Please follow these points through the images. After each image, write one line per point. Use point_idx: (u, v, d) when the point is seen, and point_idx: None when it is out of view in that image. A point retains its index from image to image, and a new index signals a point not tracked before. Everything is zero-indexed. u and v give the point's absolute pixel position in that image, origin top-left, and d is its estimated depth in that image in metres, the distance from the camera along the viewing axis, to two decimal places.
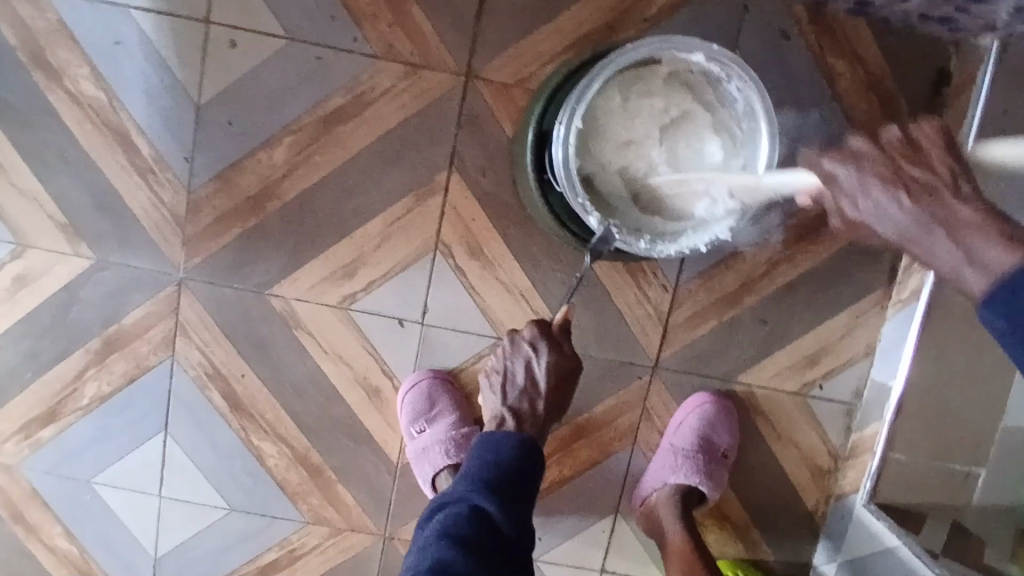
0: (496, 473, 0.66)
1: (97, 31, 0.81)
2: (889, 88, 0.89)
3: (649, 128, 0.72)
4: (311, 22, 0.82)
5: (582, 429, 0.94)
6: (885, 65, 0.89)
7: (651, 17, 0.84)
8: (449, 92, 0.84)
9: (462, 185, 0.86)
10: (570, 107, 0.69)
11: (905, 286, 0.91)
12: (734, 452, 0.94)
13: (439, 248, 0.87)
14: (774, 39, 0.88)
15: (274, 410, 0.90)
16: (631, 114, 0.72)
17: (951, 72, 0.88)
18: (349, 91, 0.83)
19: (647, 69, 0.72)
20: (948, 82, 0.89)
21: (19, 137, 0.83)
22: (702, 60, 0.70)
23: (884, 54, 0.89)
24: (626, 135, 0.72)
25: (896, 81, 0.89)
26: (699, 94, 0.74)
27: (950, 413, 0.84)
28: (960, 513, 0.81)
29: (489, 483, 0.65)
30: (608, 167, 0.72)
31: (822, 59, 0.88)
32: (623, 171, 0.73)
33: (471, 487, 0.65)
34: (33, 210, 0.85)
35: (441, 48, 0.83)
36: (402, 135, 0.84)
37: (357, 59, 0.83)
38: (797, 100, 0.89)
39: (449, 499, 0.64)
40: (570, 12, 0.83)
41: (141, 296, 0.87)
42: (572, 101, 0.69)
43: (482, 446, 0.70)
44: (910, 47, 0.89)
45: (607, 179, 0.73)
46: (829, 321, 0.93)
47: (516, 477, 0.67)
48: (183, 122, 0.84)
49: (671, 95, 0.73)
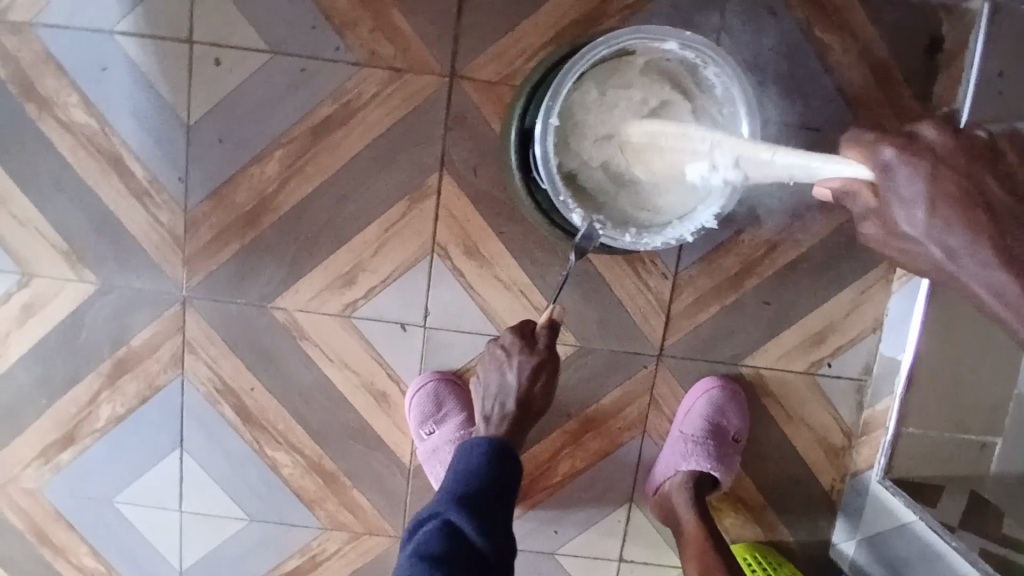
0: (472, 489, 0.67)
1: (83, 58, 0.82)
2: (881, 58, 0.88)
3: (629, 120, 0.72)
4: (293, 34, 0.82)
5: (592, 421, 0.94)
6: (876, 35, 0.87)
7: (633, 4, 0.84)
8: (435, 94, 0.84)
9: (454, 186, 0.86)
10: (546, 104, 0.69)
11: None
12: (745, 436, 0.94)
13: (436, 251, 0.87)
14: (761, 16, 0.87)
15: (284, 421, 0.91)
16: (610, 106, 0.72)
17: (943, 38, 0.87)
18: (336, 101, 0.84)
19: (623, 61, 0.72)
20: (941, 48, 0.87)
21: (16, 168, 0.84)
22: (677, 48, 0.70)
23: (875, 23, 0.87)
24: (607, 129, 0.72)
25: (888, 50, 0.88)
26: (678, 82, 0.73)
27: (961, 388, 0.84)
28: (978, 483, 0.83)
29: (465, 498, 0.66)
30: (590, 162, 0.73)
31: (811, 33, 0.87)
32: (606, 165, 0.73)
33: (448, 503, 0.66)
34: (35, 239, 0.86)
35: (424, 50, 0.83)
36: (391, 140, 0.85)
37: (340, 68, 0.83)
38: (788, 77, 0.88)
39: (427, 518, 0.66)
40: (551, 5, 0.82)
41: (147, 317, 0.88)
42: (548, 98, 0.70)
43: (462, 463, 0.71)
44: (901, 15, 0.87)
45: (590, 174, 0.73)
46: (835, 298, 0.92)
47: (492, 491, 0.68)
48: (174, 142, 0.84)
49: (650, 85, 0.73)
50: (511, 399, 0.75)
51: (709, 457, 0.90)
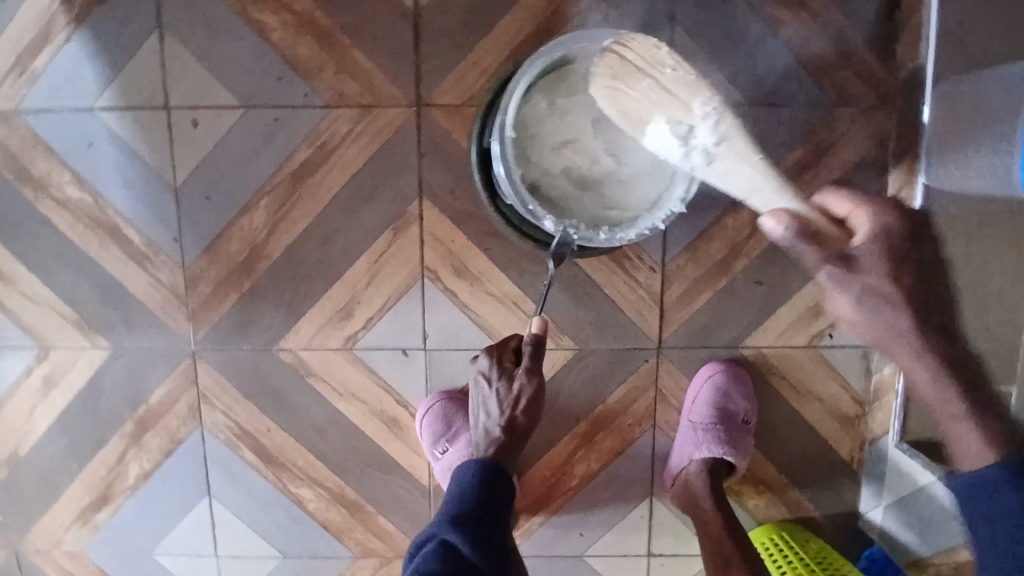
0: (465, 509, 0.70)
1: (70, 137, 0.86)
2: (839, 26, 0.88)
3: (583, 123, 0.75)
4: (261, 87, 0.86)
5: (602, 421, 0.95)
6: (830, 5, 0.88)
7: (583, 11, 0.85)
8: (404, 124, 0.86)
9: (435, 210, 0.88)
10: (500, 122, 0.74)
11: None
12: (755, 417, 0.95)
13: (426, 274, 0.90)
14: (713, 2, 0.87)
15: (303, 457, 0.94)
16: (563, 114, 0.75)
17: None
18: (311, 144, 0.87)
19: (566, 70, 0.75)
20: (898, 8, 0.87)
21: (21, 249, 0.89)
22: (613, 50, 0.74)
23: None
24: (563, 135, 0.75)
25: (845, 18, 0.88)
26: None
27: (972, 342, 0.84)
28: None
29: (460, 518, 0.69)
30: (552, 170, 0.76)
31: (765, 12, 0.88)
32: (568, 170, 0.76)
33: (443, 524, 0.68)
34: (47, 313, 0.90)
35: (388, 83, 0.86)
36: (368, 174, 0.87)
37: (311, 112, 0.86)
38: (748, 58, 0.88)
39: (425, 540, 0.68)
40: (504, 23, 0.85)
41: (160, 374, 0.92)
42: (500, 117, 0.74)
43: (457, 486, 0.74)
44: None
45: (554, 181, 0.76)
46: None
47: (483, 509, 0.71)
48: (164, 204, 0.88)
49: None
50: (494, 423, 0.76)
51: (720, 442, 0.90)
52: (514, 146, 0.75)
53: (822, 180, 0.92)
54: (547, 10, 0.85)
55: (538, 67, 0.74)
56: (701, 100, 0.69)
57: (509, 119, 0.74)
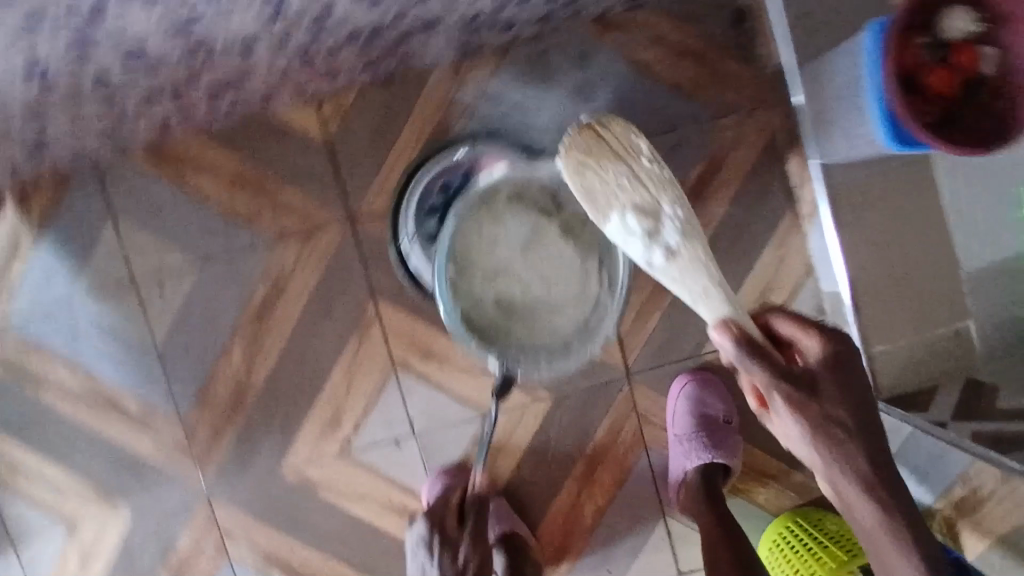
0: None
1: (56, 333, 0.96)
2: (699, 47, 0.96)
3: (510, 252, 0.81)
4: (210, 243, 0.95)
5: (597, 458, 0.99)
6: (686, 30, 0.96)
7: (470, 100, 0.95)
8: (343, 241, 0.95)
9: (389, 307, 0.96)
10: (439, 253, 0.79)
11: (805, 202, 0.96)
12: (735, 415, 0.99)
13: (397, 367, 0.96)
14: (582, 57, 0.95)
15: (331, 565, 0.99)
16: (492, 242, 0.81)
17: (744, 9, 0.95)
18: (265, 280, 0.96)
19: (495, 198, 0.81)
20: (745, 17, 0.96)
21: (34, 443, 0.97)
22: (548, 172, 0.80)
23: (680, 23, 0.96)
24: (492, 265, 0.81)
25: (702, 39, 0.96)
26: (545, 205, 0.82)
27: (907, 281, 0.92)
28: (971, 366, 0.90)
29: None
30: (483, 300, 0.81)
31: (630, 54, 0.96)
32: (498, 298, 0.82)
33: None
34: (70, 494, 0.98)
35: (319, 209, 0.95)
36: (322, 293, 0.96)
37: (258, 253, 0.95)
38: (628, 98, 0.97)
39: None
40: (404, 131, 0.95)
41: (182, 524, 0.98)
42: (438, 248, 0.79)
43: None
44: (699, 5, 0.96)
45: (485, 311, 0.81)
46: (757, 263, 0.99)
47: None
48: (150, 369, 0.96)
49: (524, 212, 0.82)
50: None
51: (708, 446, 0.94)
52: (449, 277, 0.79)
53: (731, 184, 0.98)
54: (438, 110, 0.95)
55: (466, 203, 0.80)
56: (668, 200, 0.66)
57: (443, 249, 0.79)
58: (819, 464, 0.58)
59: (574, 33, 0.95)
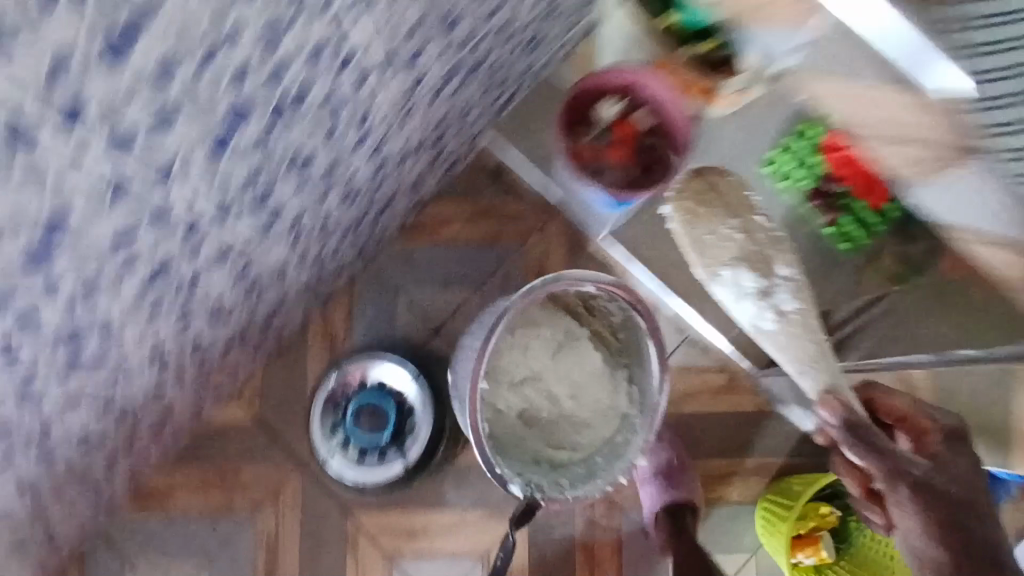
0: None
1: None
2: (485, 203, 1.20)
3: (528, 373, 1.09)
4: (207, 544, 1.14)
5: (590, 544, 1.18)
6: (469, 198, 1.20)
7: (344, 331, 1.18)
8: (306, 485, 1.15)
9: (365, 516, 1.15)
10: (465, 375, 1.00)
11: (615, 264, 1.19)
12: (686, 458, 1.17)
13: (394, 558, 1.15)
14: (406, 256, 1.19)
15: None
16: (526, 356, 1.09)
17: (499, 163, 1.20)
18: (261, 548, 1.14)
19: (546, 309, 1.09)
20: (503, 169, 1.20)
21: None
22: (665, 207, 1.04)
23: (462, 194, 1.20)
24: (519, 376, 1.08)
25: (484, 197, 1.20)
26: (589, 326, 1.10)
27: None
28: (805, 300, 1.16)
29: None
30: (505, 411, 1.07)
31: (439, 235, 1.20)
32: (520, 413, 1.08)
33: None
34: None
35: (275, 473, 1.15)
36: (309, 534, 1.15)
37: (245, 530, 1.15)
38: (455, 265, 1.19)
39: None
40: (309, 381, 1.17)
41: None
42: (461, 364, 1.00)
43: None
44: (468, 175, 1.21)
45: (502, 420, 1.07)
46: None
47: None
48: None
49: (556, 321, 1.10)
50: None
51: (659, 485, 1.13)
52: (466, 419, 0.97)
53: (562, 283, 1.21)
54: (325, 351, 1.18)
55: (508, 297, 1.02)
56: (788, 303, 0.93)
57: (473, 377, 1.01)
58: (920, 536, 0.72)
59: (392, 244, 1.19)
